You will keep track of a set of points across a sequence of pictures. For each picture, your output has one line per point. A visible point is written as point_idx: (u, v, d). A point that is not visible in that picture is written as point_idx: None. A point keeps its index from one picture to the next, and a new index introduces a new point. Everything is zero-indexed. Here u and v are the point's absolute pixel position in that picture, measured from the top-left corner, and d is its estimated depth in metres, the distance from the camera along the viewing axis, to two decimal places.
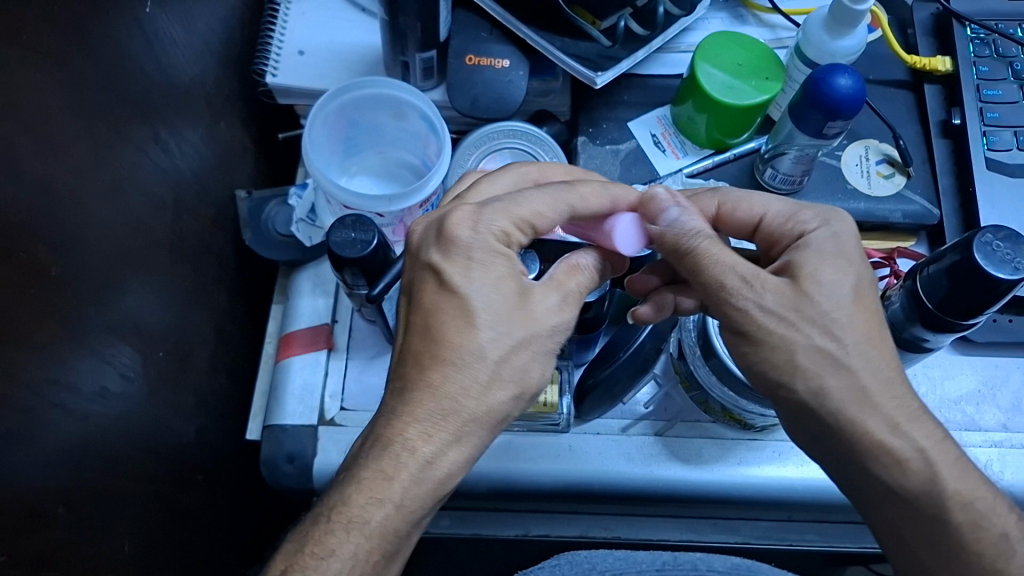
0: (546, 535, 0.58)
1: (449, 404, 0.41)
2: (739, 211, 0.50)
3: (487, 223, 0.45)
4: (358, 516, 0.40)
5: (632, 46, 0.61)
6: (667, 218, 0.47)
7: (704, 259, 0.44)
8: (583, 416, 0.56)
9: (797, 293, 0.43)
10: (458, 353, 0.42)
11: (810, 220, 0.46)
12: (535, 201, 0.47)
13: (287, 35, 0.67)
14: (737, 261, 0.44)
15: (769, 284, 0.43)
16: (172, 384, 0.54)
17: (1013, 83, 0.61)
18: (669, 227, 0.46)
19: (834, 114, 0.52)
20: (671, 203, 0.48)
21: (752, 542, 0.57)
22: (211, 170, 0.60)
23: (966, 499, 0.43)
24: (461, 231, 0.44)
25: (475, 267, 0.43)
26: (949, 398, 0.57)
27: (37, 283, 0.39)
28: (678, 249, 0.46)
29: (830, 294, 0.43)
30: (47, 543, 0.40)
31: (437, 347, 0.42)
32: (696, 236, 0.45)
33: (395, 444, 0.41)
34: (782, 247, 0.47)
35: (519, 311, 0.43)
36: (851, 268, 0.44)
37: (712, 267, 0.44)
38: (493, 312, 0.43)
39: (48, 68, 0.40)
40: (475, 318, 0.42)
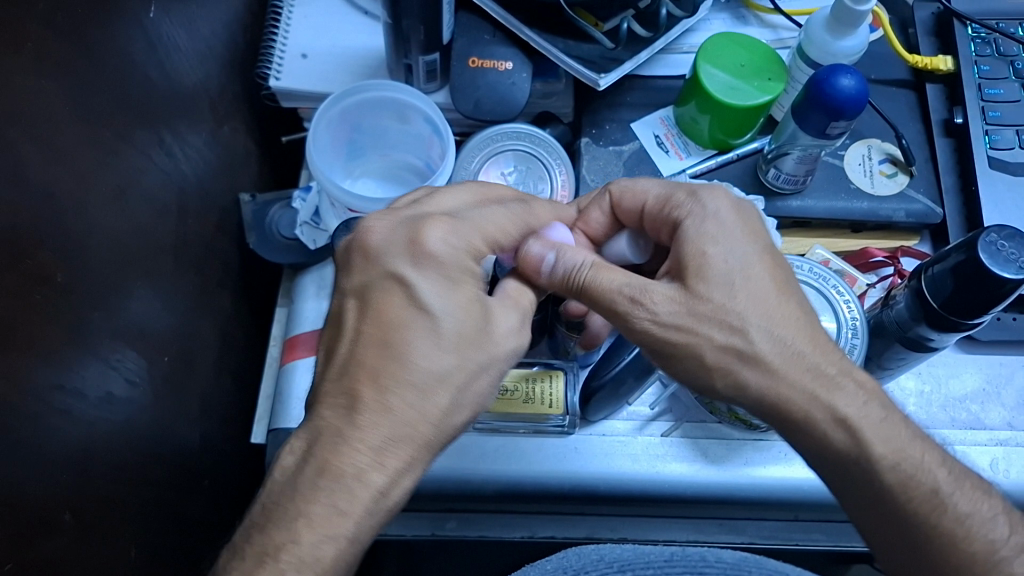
0: (552, 538, 0.57)
1: (403, 430, 0.41)
2: (625, 201, 0.51)
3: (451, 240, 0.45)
4: (309, 555, 0.38)
5: (634, 47, 0.62)
6: (547, 263, 0.47)
7: (592, 290, 0.45)
8: (589, 418, 0.56)
9: (687, 294, 0.43)
10: (423, 375, 0.41)
11: (682, 202, 0.47)
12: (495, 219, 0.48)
13: (289, 39, 0.67)
14: (622, 282, 0.44)
15: (660, 295, 0.44)
16: (177, 389, 0.53)
17: (1014, 81, 0.61)
18: (552, 273, 0.47)
19: (837, 115, 0.52)
20: (542, 249, 0.48)
21: (758, 542, 0.57)
22: (215, 175, 0.60)
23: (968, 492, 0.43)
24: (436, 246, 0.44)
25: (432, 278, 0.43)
26: (954, 397, 0.57)
27: (42, 290, 0.39)
28: (572, 289, 0.46)
29: (720, 287, 0.43)
30: (53, 550, 0.40)
31: (409, 370, 0.41)
32: (583, 271, 0.46)
33: (357, 479, 0.39)
34: (667, 232, 0.48)
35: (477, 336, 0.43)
36: (751, 254, 0.44)
37: (601, 294, 0.45)
38: (464, 338, 0.43)
39: (53, 75, 0.40)
40: (458, 349, 0.42)
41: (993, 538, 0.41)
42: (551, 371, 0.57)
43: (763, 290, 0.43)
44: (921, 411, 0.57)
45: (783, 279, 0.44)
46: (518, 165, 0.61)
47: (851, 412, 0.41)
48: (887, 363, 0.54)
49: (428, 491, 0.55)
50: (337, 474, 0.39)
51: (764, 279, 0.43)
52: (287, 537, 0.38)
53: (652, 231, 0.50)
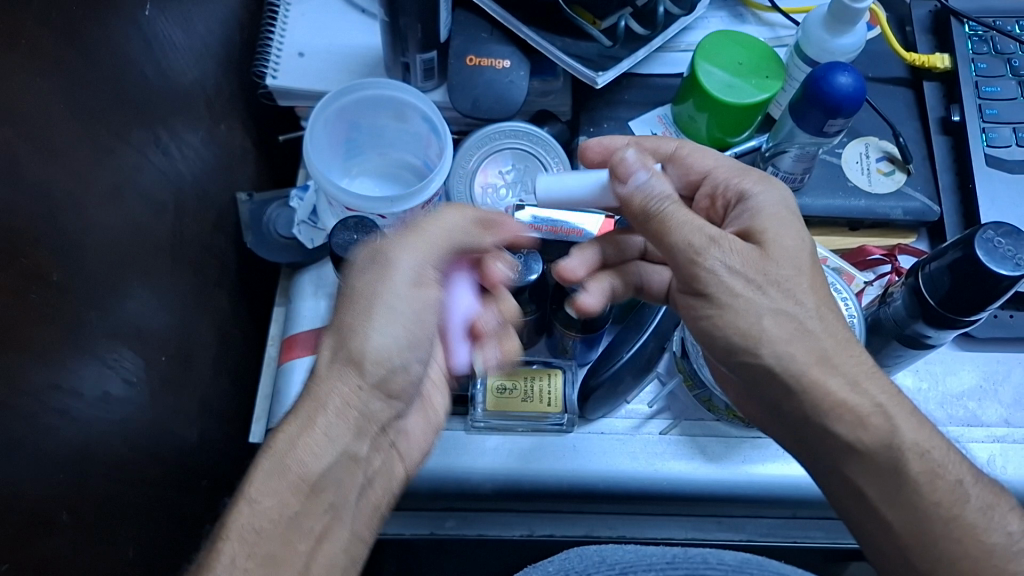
0: (551, 535, 0.58)
1: (318, 406, 0.44)
2: (691, 160, 0.52)
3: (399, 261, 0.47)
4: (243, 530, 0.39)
5: (632, 45, 0.62)
6: (637, 179, 0.46)
7: (668, 219, 0.44)
8: (587, 415, 0.56)
9: (762, 255, 0.43)
10: (336, 343, 0.46)
11: (753, 180, 0.48)
12: (444, 224, 0.49)
13: (286, 37, 0.67)
14: (702, 223, 0.44)
15: (735, 246, 0.43)
16: (174, 388, 0.53)
17: (1011, 79, 0.61)
18: (637, 190, 0.46)
19: (835, 113, 0.52)
20: (633, 166, 0.48)
21: (757, 539, 0.57)
22: (212, 174, 0.60)
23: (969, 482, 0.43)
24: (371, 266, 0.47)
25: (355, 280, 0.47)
26: (951, 394, 0.57)
27: (39, 289, 0.39)
28: (647, 212, 0.45)
29: (786, 257, 0.43)
30: (49, 550, 0.40)
31: (332, 337, 0.46)
32: (666, 200, 0.45)
33: (286, 458, 0.42)
34: (726, 205, 0.50)
35: (380, 277, 0.47)
36: (773, 226, 0.45)
37: (678, 226, 0.44)
38: (372, 293, 0.46)
39: (49, 74, 0.39)
40: (354, 304, 0.46)
41: (989, 535, 0.41)
42: (550, 368, 0.57)
43: (786, 266, 0.43)
44: (919, 409, 0.57)
45: (798, 253, 0.44)
46: (516, 164, 0.61)
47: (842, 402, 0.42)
48: (885, 360, 0.54)
49: (427, 490, 0.55)
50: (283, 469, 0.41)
51: (783, 266, 0.43)
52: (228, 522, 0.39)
53: (704, 205, 0.52)
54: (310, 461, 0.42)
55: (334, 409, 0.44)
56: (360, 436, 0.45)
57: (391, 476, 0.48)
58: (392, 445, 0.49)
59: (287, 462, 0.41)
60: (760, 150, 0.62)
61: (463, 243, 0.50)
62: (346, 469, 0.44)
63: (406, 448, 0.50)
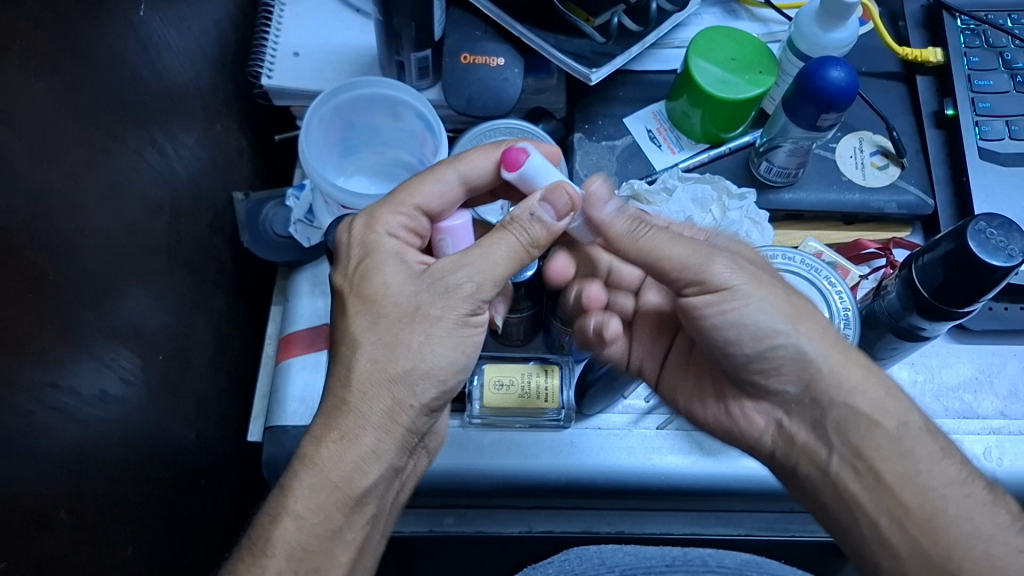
0: (550, 531, 0.58)
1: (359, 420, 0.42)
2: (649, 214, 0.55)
3: (392, 227, 0.48)
4: (270, 545, 0.41)
5: (625, 42, 0.62)
6: (612, 207, 0.49)
7: (652, 240, 0.48)
8: (584, 411, 0.57)
9: (741, 265, 0.47)
10: (378, 356, 0.43)
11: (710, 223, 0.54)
12: (426, 188, 0.49)
13: (281, 37, 0.67)
14: (683, 243, 0.48)
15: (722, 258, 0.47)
16: (172, 387, 0.54)
17: (1004, 72, 0.61)
18: (615, 217, 0.49)
19: (828, 107, 0.52)
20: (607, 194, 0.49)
21: (755, 533, 0.58)
22: (208, 174, 0.60)
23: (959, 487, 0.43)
24: (375, 238, 0.47)
25: (371, 275, 0.45)
26: (947, 386, 0.58)
27: (35, 288, 0.39)
28: (630, 235, 0.48)
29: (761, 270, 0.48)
30: (49, 548, 0.40)
31: (373, 354, 0.43)
32: (645, 225, 0.48)
33: (329, 474, 0.42)
34: None
35: (438, 301, 0.44)
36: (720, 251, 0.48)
37: (662, 245, 0.47)
38: (423, 313, 0.44)
39: (45, 74, 0.40)
40: (410, 318, 0.44)
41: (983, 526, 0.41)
42: (547, 364, 0.57)
43: (747, 272, 0.47)
44: (915, 402, 0.57)
45: (748, 266, 0.47)
46: None
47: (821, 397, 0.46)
48: (880, 353, 0.54)
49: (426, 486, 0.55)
50: (314, 472, 0.42)
51: (738, 274, 0.46)
52: (263, 527, 0.41)
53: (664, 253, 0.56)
54: (357, 476, 0.42)
55: (381, 427, 0.43)
56: (401, 450, 0.44)
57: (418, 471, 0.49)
58: (420, 448, 0.49)
59: (329, 473, 0.42)
60: (754, 145, 0.62)
61: (513, 221, 0.46)
62: (384, 482, 0.44)
63: (432, 444, 0.50)
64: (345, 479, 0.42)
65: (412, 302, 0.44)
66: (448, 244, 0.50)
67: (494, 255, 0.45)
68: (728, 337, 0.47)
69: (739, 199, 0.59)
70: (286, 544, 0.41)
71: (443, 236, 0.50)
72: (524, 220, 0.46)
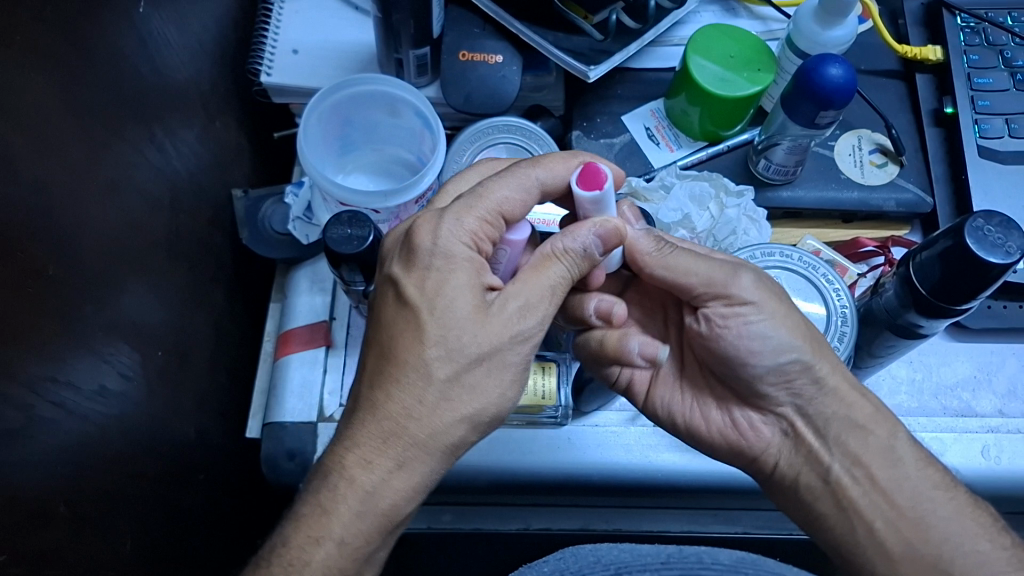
0: (548, 529, 0.58)
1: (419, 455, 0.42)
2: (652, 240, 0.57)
3: (469, 236, 0.45)
4: (297, 558, 0.40)
5: (624, 39, 0.62)
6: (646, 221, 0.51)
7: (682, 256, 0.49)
8: (582, 407, 0.57)
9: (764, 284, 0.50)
10: (449, 394, 0.42)
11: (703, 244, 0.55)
12: (507, 191, 0.46)
13: (280, 34, 0.67)
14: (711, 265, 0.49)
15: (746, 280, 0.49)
16: (172, 383, 0.54)
17: (1004, 70, 0.61)
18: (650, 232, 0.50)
19: (826, 105, 0.52)
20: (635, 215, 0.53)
21: (752, 531, 0.58)
22: (207, 170, 0.61)
23: (943, 491, 0.45)
24: (453, 245, 0.44)
25: (447, 304, 0.43)
26: (945, 385, 0.58)
27: (35, 282, 0.39)
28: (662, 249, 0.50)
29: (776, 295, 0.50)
30: (48, 541, 0.40)
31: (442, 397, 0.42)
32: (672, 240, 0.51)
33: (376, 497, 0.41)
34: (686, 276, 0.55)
35: (508, 348, 0.44)
36: (746, 266, 0.49)
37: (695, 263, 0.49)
38: (500, 358, 0.43)
39: (44, 70, 0.40)
40: (490, 360, 0.43)
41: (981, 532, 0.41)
42: (544, 362, 0.58)
43: (769, 291, 0.48)
44: (913, 400, 0.57)
45: (771, 284, 0.49)
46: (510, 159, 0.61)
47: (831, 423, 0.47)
48: (878, 351, 0.54)
49: None
50: (343, 483, 0.41)
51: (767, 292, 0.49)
52: (302, 549, 0.40)
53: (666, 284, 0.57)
54: (402, 503, 0.42)
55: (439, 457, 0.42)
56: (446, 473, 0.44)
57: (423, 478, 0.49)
58: None
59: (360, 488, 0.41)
60: (752, 143, 0.62)
61: (563, 253, 0.46)
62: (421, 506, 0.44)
63: None
64: (393, 506, 0.41)
65: (489, 344, 0.43)
66: (505, 255, 0.49)
67: (552, 289, 0.46)
68: (744, 348, 0.48)
69: (736, 197, 0.59)
70: (323, 566, 0.40)
71: (505, 246, 0.48)
72: (579, 253, 0.46)
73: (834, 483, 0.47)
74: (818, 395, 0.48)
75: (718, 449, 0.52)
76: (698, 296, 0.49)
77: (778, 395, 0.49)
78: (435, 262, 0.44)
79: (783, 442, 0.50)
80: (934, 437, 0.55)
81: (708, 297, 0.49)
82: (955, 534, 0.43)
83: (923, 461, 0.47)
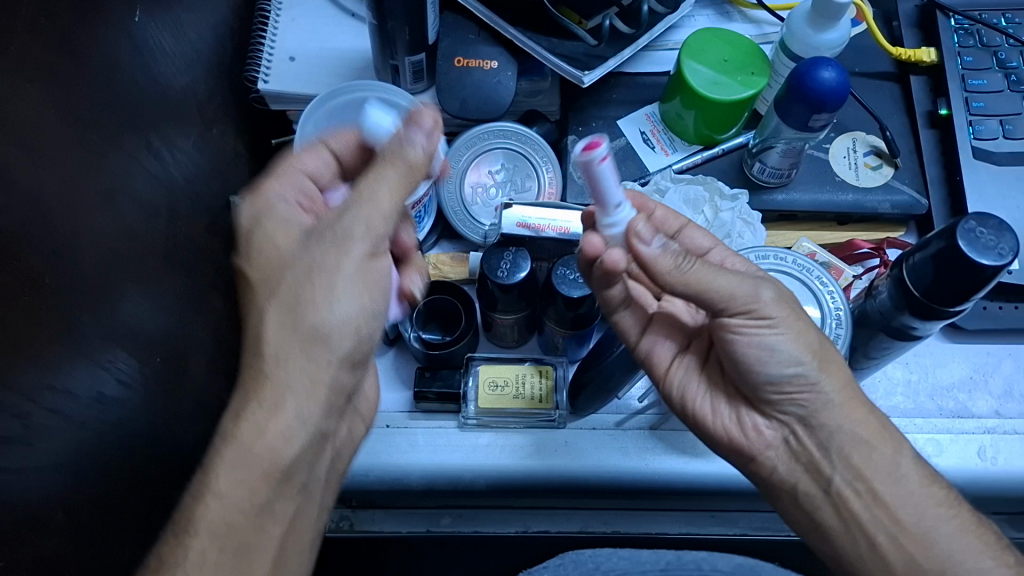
0: (546, 531, 0.58)
1: (279, 390, 0.42)
2: None
3: (286, 200, 0.48)
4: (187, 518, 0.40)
5: (617, 45, 0.62)
6: (655, 248, 0.46)
7: (707, 276, 0.46)
8: (579, 411, 0.58)
9: (789, 302, 0.47)
10: (284, 320, 0.42)
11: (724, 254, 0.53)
12: (309, 161, 0.52)
13: (277, 43, 0.69)
14: (737, 288, 0.46)
15: (771, 304, 0.46)
16: (170, 389, 0.54)
17: (997, 72, 0.61)
18: (666, 252, 0.46)
19: (818, 107, 0.52)
20: (650, 230, 0.47)
21: (751, 533, 0.59)
22: (205, 178, 0.61)
23: (946, 507, 0.45)
24: (267, 210, 0.47)
25: (258, 242, 0.45)
26: (941, 385, 0.58)
27: (33, 292, 0.39)
28: (682, 271, 0.46)
29: (795, 318, 0.46)
30: (46, 547, 0.40)
31: (281, 315, 0.42)
32: (690, 259, 0.47)
33: (255, 448, 0.41)
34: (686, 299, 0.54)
35: (339, 246, 0.43)
36: (765, 279, 0.47)
37: (719, 280, 0.46)
38: (320, 266, 0.43)
39: (40, 82, 0.40)
40: (315, 268, 0.42)
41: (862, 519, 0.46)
42: (542, 366, 0.59)
43: (788, 307, 0.47)
44: (909, 401, 0.57)
45: (791, 300, 0.47)
46: (506, 163, 0.62)
47: (834, 423, 0.47)
48: (874, 352, 0.54)
49: (422, 488, 0.56)
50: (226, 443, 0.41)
51: (788, 304, 0.47)
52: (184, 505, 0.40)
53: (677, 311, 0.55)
54: (285, 448, 0.42)
55: (302, 393, 0.42)
56: (329, 414, 0.44)
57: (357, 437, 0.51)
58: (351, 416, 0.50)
59: (242, 435, 0.41)
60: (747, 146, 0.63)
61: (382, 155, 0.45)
62: (315, 448, 0.44)
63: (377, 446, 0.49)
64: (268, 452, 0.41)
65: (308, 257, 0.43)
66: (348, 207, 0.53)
67: (376, 193, 0.43)
68: (753, 357, 0.47)
69: (730, 201, 0.60)
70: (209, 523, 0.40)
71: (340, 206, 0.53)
72: (395, 151, 0.45)
73: (835, 495, 0.47)
74: (823, 406, 0.47)
75: (721, 445, 0.52)
76: (719, 312, 0.47)
77: (783, 403, 0.48)
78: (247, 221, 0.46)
79: (782, 447, 0.49)
80: (929, 438, 0.54)
81: (729, 313, 0.47)
82: (956, 551, 0.44)
83: (925, 468, 0.47)
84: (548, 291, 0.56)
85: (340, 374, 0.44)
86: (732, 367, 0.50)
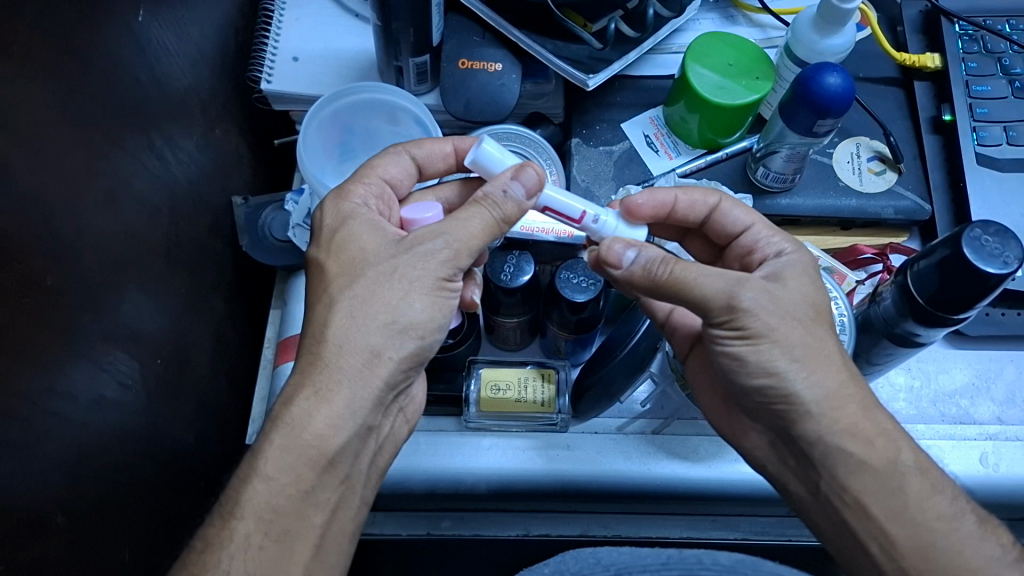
0: (547, 534, 0.58)
1: (335, 379, 0.43)
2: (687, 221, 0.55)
3: (366, 201, 0.49)
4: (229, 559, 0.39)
5: (622, 47, 0.62)
6: (626, 261, 0.48)
7: (682, 283, 0.46)
8: (582, 415, 0.58)
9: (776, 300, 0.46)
10: (356, 312, 0.43)
11: (764, 240, 0.51)
12: (390, 164, 0.52)
13: (281, 43, 0.68)
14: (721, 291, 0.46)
15: (752, 310, 0.45)
16: (171, 391, 0.54)
17: (1001, 78, 0.61)
18: (635, 266, 0.48)
19: (824, 113, 0.52)
20: (619, 247, 0.48)
21: (752, 537, 0.58)
22: (208, 178, 0.61)
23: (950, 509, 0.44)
24: (349, 208, 0.48)
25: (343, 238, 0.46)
26: (944, 391, 0.58)
27: (34, 293, 0.39)
28: (656, 282, 0.47)
29: (788, 320, 0.45)
30: (46, 550, 0.40)
31: (349, 309, 0.43)
32: (666, 267, 0.47)
33: (305, 436, 0.42)
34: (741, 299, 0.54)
35: (417, 264, 0.44)
36: (748, 281, 0.46)
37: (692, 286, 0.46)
38: (402, 273, 0.44)
39: (43, 82, 0.40)
40: (383, 277, 0.44)
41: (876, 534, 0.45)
42: (545, 368, 0.58)
43: (779, 313, 0.45)
44: (911, 407, 0.57)
45: (784, 303, 0.46)
46: None
47: None
48: (876, 358, 0.54)
49: (423, 489, 0.55)
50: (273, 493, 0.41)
51: (773, 314, 0.45)
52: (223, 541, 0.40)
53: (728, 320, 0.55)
54: (331, 436, 0.42)
55: (347, 392, 0.43)
56: (379, 409, 0.44)
57: (397, 436, 0.50)
58: (399, 410, 0.50)
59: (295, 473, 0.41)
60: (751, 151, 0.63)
61: (478, 203, 0.46)
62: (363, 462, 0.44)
63: (411, 412, 0.51)
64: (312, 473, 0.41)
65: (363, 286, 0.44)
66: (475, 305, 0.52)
67: (462, 235, 0.45)
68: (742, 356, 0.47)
69: None
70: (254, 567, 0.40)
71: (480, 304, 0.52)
72: (498, 195, 0.46)
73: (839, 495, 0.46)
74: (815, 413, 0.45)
75: None
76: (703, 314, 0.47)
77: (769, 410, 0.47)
78: (332, 222, 0.48)
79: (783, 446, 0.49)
80: (932, 444, 0.54)
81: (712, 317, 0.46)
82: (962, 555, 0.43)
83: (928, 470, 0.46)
84: (551, 294, 0.55)
85: (395, 372, 0.44)
86: (719, 372, 0.50)
